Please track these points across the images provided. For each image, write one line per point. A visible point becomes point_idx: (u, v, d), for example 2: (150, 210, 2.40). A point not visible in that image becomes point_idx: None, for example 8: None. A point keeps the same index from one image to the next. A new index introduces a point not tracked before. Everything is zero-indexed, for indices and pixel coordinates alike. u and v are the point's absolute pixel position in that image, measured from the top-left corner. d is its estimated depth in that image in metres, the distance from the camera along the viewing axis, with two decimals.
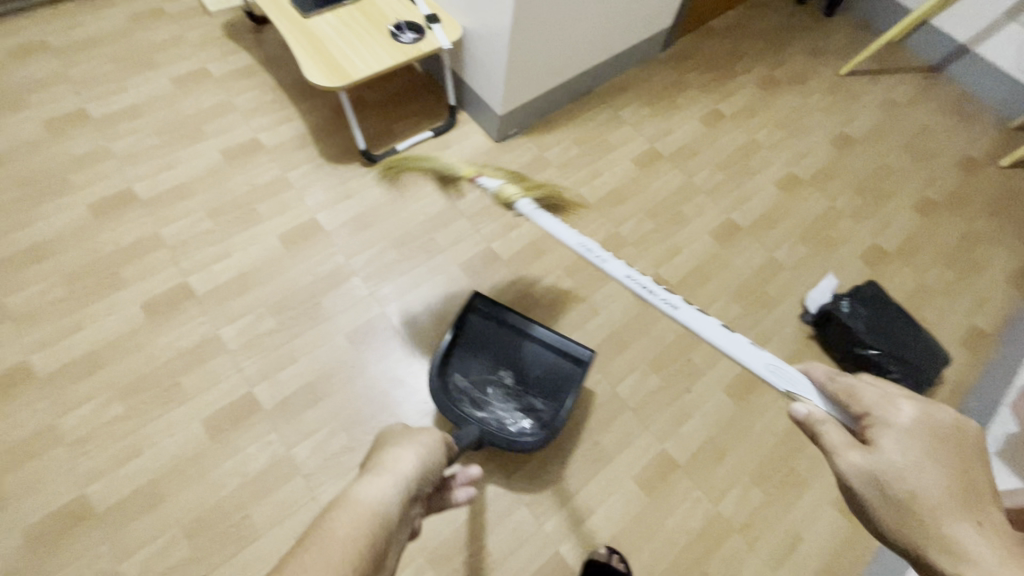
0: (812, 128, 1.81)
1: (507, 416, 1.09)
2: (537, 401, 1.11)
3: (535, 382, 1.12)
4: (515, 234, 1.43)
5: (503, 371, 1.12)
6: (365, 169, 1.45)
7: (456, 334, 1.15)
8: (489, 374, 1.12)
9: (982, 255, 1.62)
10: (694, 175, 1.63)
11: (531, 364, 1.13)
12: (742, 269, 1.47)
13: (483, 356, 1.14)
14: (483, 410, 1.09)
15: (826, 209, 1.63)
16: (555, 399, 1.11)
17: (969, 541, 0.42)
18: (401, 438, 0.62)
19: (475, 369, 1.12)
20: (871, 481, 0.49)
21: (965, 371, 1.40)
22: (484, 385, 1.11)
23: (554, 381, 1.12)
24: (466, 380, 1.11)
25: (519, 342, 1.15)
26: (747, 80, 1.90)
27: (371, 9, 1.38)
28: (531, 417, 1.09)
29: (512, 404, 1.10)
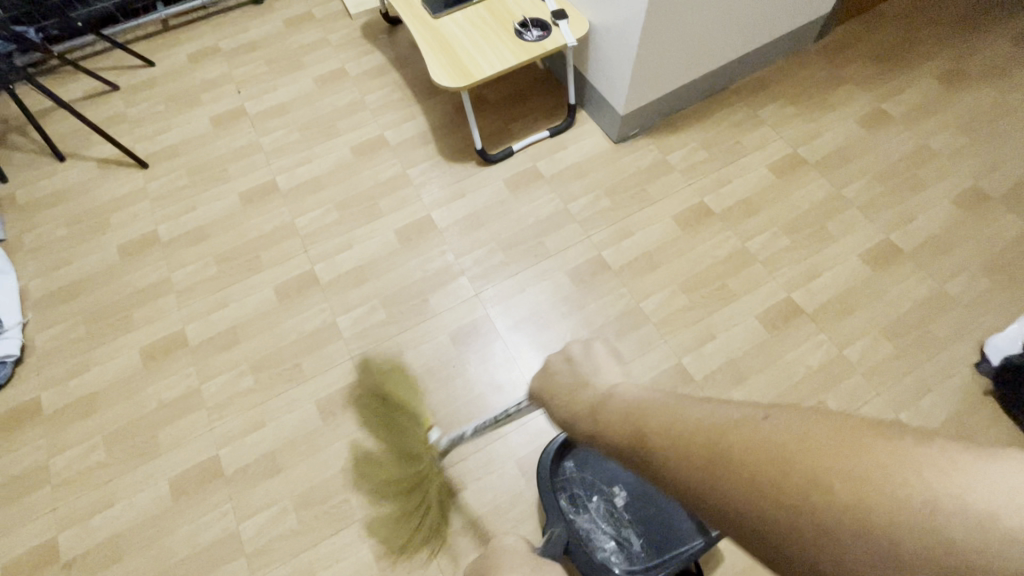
0: (1010, 133, 1.48)
1: (602, 540, 1.02)
2: (636, 540, 1.01)
3: (645, 519, 1.02)
4: (627, 243, 1.34)
5: (619, 489, 1.05)
6: (480, 169, 1.46)
7: None
8: (604, 485, 1.06)
9: None
10: (844, 186, 1.41)
11: (651, 500, 1.03)
12: (899, 300, 1.25)
13: (607, 463, 1.07)
14: (578, 514, 1.04)
15: (1023, 235, 1.32)
16: (653, 551, 1.00)
17: (766, 424, 0.37)
18: None
19: (592, 472, 1.07)
20: (648, 436, 0.43)
21: None
22: (593, 492, 1.06)
23: (661, 534, 1.01)
24: (578, 476, 1.07)
25: None
26: (923, 73, 1.60)
27: (498, 6, 1.36)
28: (620, 552, 1.01)
29: (610, 527, 1.03)
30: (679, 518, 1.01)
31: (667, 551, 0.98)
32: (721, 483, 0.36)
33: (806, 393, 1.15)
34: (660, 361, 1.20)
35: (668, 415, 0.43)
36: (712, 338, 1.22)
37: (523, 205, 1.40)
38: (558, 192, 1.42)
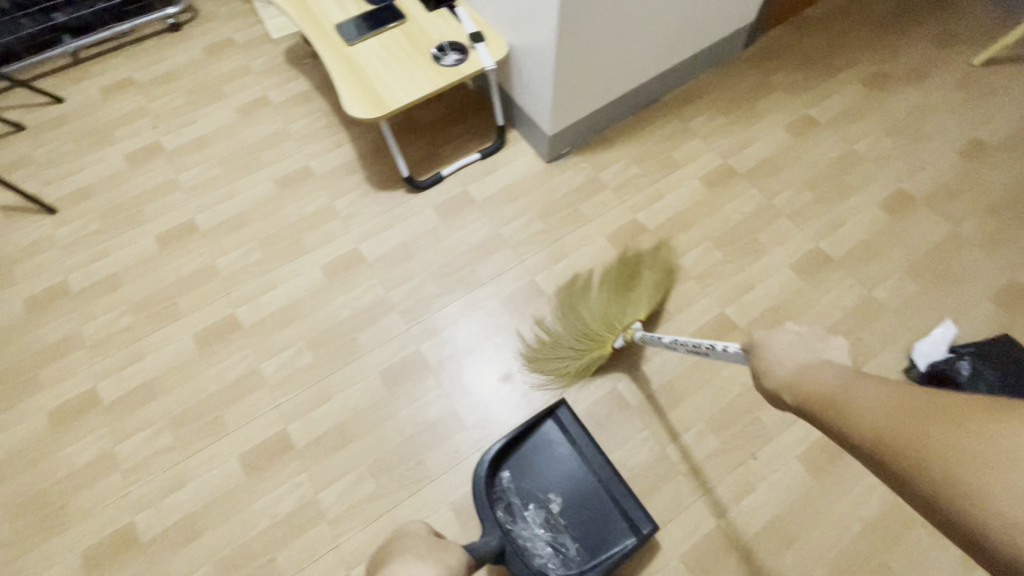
0: (932, 134, 1.51)
1: (539, 549, 1.04)
2: (571, 546, 1.03)
3: (581, 524, 1.05)
4: (561, 266, 1.32)
5: (554, 495, 1.07)
6: (410, 196, 1.42)
7: (523, 437, 1.11)
8: (539, 493, 1.08)
9: None
10: (775, 196, 1.41)
11: (585, 504, 1.06)
12: (830, 309, 1.25)
13: (541, 471, 1.09)
14: (516, 524, 1.06)
15: (947, 236, 1.35)
16: (588, 552, 1.03)
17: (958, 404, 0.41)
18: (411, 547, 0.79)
19: (527, 481, 1.09)
20: (850, 415, 0.49)
21: None
22: (529, 501, 1.08)
23: (596, 533, 1.04)
24: (515, 486, 1.09)
25: (587, 477, 1.08)
26: (849, 77, 1.62)
27: (415, 30, 1.33)
28: (557, 557, 1.03)
29: (547, 535, 1.05)
30: (613, 520, 1.04)
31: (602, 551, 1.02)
32: (915, 455, 0.41)
33: (742, 411, 1.14)
34: (596, 388, 1.18)
35: (866, 389, 0.50)
36: (648, 360, 1.21)
37: (454, 232, 1.37)
38: (491, 216, 1.39)
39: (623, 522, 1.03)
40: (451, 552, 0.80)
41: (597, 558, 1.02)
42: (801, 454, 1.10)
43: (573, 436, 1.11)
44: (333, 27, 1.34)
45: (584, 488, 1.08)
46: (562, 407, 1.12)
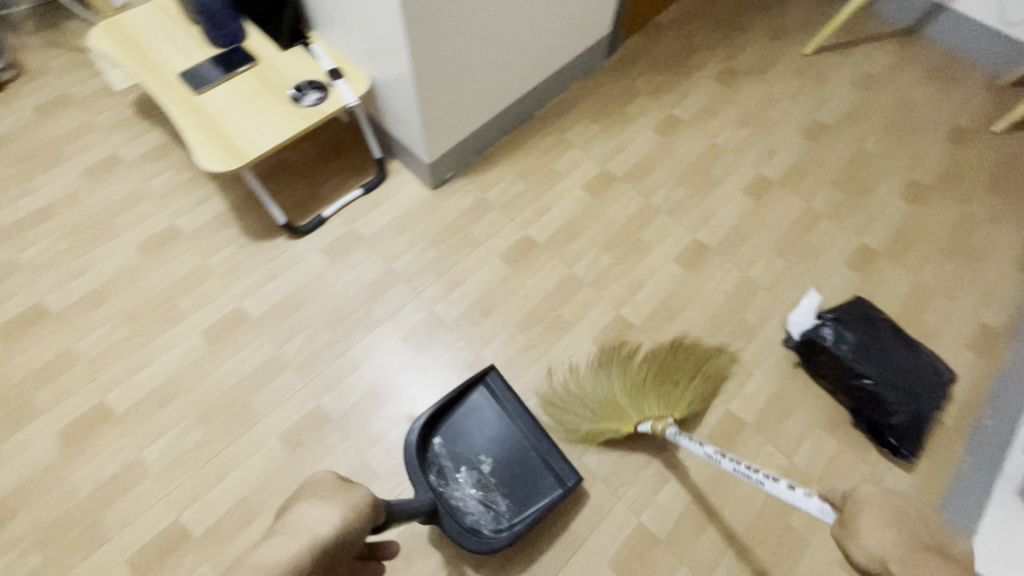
0: (779, 120, 1.66)
1: (471, 507, 1.08)
2: (503, 503, 1.08)
3: (512, 481, 1.09)
4: (459, 293, 1.31)
5: (485, 456, 1.11)
6: (292, 243, 1.35)
7: (454, 405, 1.14)
8: (470, 456, 1.11)
9: (982, 240, 1.46)
10: (652, 194, 1.49)
11: (515, 462, 1.10)
12: (714, 295, 1.34)
13: (471, 434, 1.13)
14: (448, 486, 1.09)
15: (802, 213, 1.48)
16: (518, 507, 1.07)
17: None
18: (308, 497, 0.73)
19: (459, 444, 1.12)
20: None
21: (980, 382, 1.24)
22: (461, 464, 1.11)
23: (526, 490, 1.08)
24: (446, 450, 1.12)
25: (516, 437, 1.12)
26: (703, 75, 1.75)
27: (270, 72, 1.27)
28: (488, 515, 1.07)
29: (478, 493, 1.09)
30: (541, 474, 1.09)
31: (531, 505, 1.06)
32: None
33: None
34: None
35: None
36: (554, 373, 1.23)
37: (344, 274, 1.32)
38: (381, 252, 1.36)
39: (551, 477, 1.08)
40: (359, 491, 0.74)
41: (527, 512, 1.06)
42: (705, 438, 1.16)
43: (502, 400, 1.14)
44: (178, 76, 1.25)
45: (515, 448, 1.12)
46: (491, 373, 1.15)
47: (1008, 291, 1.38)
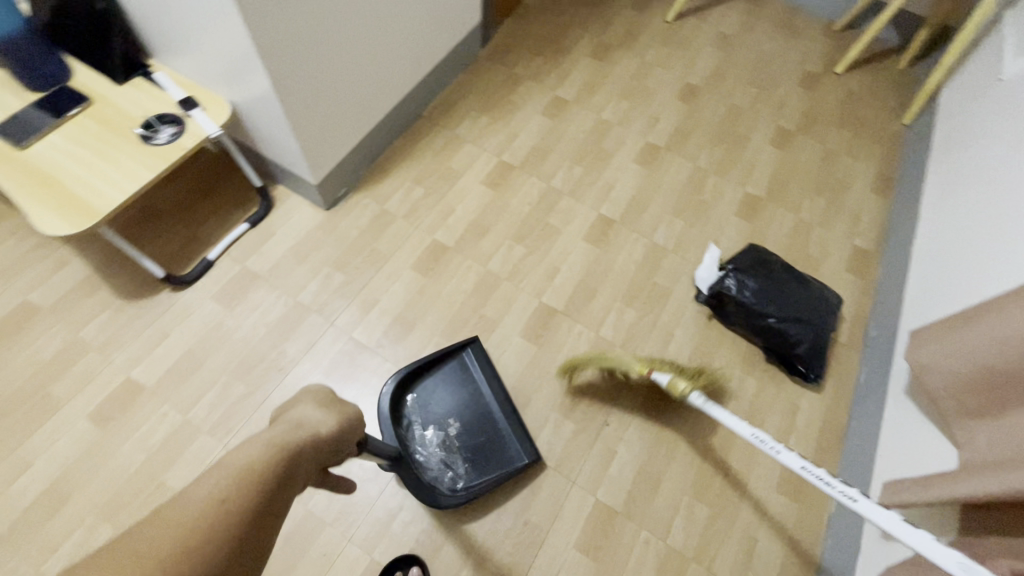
0: (656, 88, 1.74)
1: (432, 463, 1.11)
2: (462, 466, 1.11)
3: (476, 447, 1.13)
4: (376, 313, 1.26)
5: (453, 419, 1.15)
6: (179, 295, 1.22)
7: (432, 370, 1.18)
8: (439, 418, 1.15)
9: (843, 172, 1.62)
10: (552, 178, 1.51)
11: (482, 430, 1.14)
12: (626, 266, 1.39)
13: (444, 397, 1.17)
14: (412, 441, 1.13)
15: (691, 172, 1.57)
16: (477, 474, 1.11)
17: None
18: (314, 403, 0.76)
19: (430, 404, 1.16)
20: None
21: (862, 298, 1.39)
22: (429, 423, 1.15)
23: (487, 458, 1.12)
24: (417, 408, 1.16)
25: (486, 405, 1.17)
26: (579, 53, 1.78)
27: (109, 111, 1.12)
28: (447, 476, 1.10)
29: (440, 453, 1.12)
30: (505, 444, 1.13)
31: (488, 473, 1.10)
32: None
33: (584, 386, 1.22)
34: None
35: None
36: None
37: (246, 317, 1.22)
38: (283, 285, 1.26)
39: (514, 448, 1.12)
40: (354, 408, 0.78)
41: (483, 479, 1.10)
42: (642, 404, 1.21)
43: (478, 372, 1.19)
44: None
45: (483, 416, 1.16)
46: (474, 344, 1.20)
47: (871, 214, 1.54)
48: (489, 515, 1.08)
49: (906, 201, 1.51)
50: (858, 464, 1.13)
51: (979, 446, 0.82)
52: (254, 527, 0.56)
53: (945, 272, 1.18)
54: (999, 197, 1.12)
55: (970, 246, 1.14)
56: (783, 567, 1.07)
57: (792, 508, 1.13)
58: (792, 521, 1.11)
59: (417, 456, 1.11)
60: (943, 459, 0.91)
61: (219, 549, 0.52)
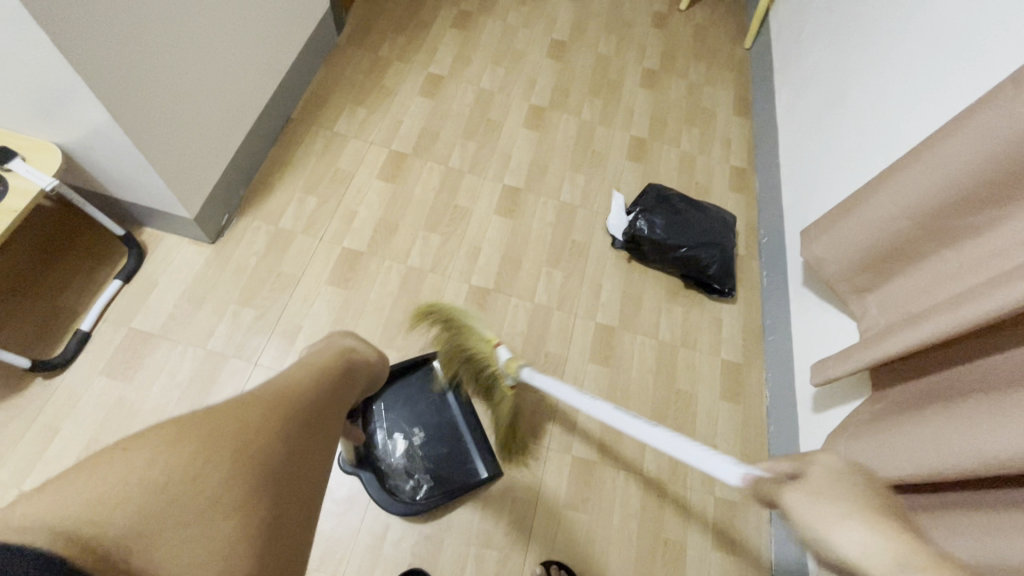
0: (526, 49, 1.74)
1: (395, 471, 1.09)
2: (423, 477, 1.09)
3: (439, 457, 1.11)
4: (302, 340, 1.16)
5: (418, 428, 1.13)
6: (56, 383, 1.03)
7: (396, 380, 1.16)
8: (403, 426, 1.13)
9: (708, 101, 1.76)
10: (448, 158, 1.47)
11: (447, 442, 1.13)
12: (543, 230, 1.41)
13: (408, 405, 1.15)
14: (375, 447, 1.11)
15: (579, 127, 1.61)
16: (439, 483, 1.09)
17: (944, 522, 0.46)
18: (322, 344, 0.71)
19: (395, 412, 1.14)
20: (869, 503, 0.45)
21: (748, 213, 1.55)
22: (394, 430, 1.13)
23: (449, 467, 1.11)
24: (383, 415, 1.14)
25: (450, 415, 1.16)
26: (441, 25, 1.72)
27: None
28: (411, 484, 1.08)
29: (403, 461, 1.10)
30: (469, 456, 1.12)
31: (449, 482, 1.09)
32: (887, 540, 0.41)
33: (534, 355, 1.24)
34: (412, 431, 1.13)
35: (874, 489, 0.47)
36: None
37: (151, 383, 1.06)
38: (186, 337, 1.12)
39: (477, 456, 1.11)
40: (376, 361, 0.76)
41: (445, 486, 1.08)
42: (591, 356, 1.26)
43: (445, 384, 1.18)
44: None
45: (449, 426, 1.15)
46: None
47: (739, 136, 1.71)
48: (477, 506, 1.08)
49: (765, 118, 1.69)
50: (779, 355, 1.28)
51: (873, 314, 0.96)
52: (318, 424, 0.57)
53: (812, 174, 1.34)
54: (843, 100, 1.29)
55: (827, 148, 1.30)
56: (742, 464, 1.20)
57: (737, 409, 1.25)
58: (740, 421, 1.24)
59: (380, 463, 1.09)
60: (848, 333, 1.06)
61: (298, 425, 0.54)
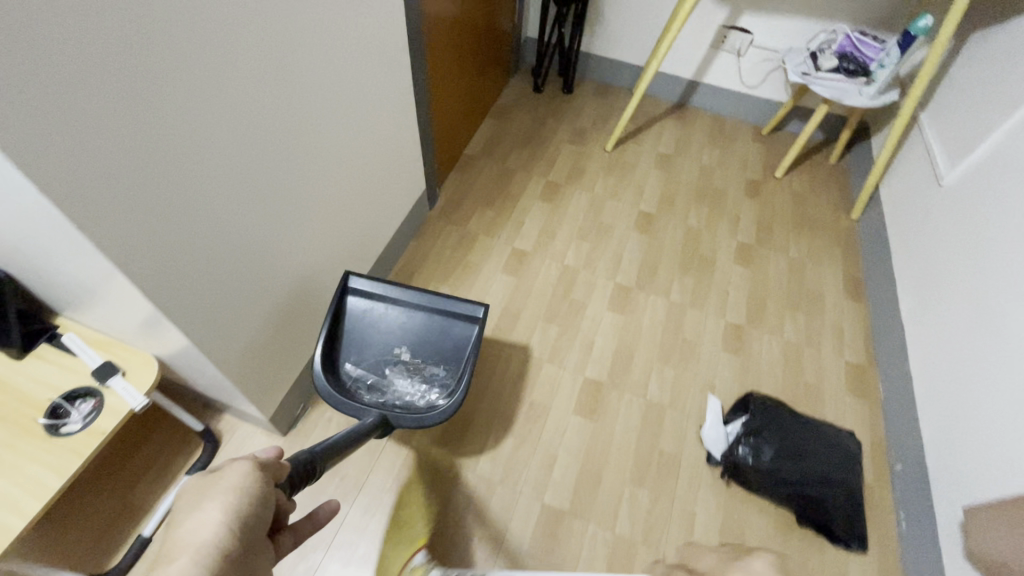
0: (612, 221, 1.71)
1: (414, 391, 1.19)
2: (439, 373, 1.21)
3: (431, 351, 1.23)
4: (357, 563, 1.07)
5: (400, 346, 1.21)
6: None
7: (337, 323, 1.19)
8: (385, 357, 1.20)
9: (814, 282, 1.61)
10: (528, 344, 1.41)
11: (424, 333, 1.23)
12: (627, 436, 1.27)
13: (371, 339, 1.20)
14: (388, 390, 1.18)
15: (668, 310, 1.51)
16: (450, 363, 1.22)
17: None
18: (201, 496, 0.51)
19: (368, 354, 1.19)
20: None
21: (870, 424, 1.33)
22: (383, 368, 1.20)
23: (447, 348, 1.23)
24: (360, 359, 1.19)
25: (412, 316, 1.24)
26: (529, 197, 1.75)
27: (6, 400, 0.93)
28: (433, 387, 1.20)
29: (413, 379, 1.20)
30: (451, 323, 1.23)
31: (461, 353, 1.22)
32: None
33: None
34: None
35: None
36: None
37: None
38: None
39: (462, 325, 1.23)
40: (240, 467, 0.54)
41: (459, 361, 1.22)
42: None
43: (373, 294, 1.21)
44: None
45: (417, 326, 1.24)
46: (348, 277, 1.20)
47: (853, 326, 1.52)
48: None
49: (887, 311, 1.49)
50: None
51: None
52: None
53: (966, 419, 1.12)
54: (998, 338, 1.08)
55: (984, 393, 1.08)
56: None
57: None
58: None
59: (401, 399, 1.17)
60: None
61: None
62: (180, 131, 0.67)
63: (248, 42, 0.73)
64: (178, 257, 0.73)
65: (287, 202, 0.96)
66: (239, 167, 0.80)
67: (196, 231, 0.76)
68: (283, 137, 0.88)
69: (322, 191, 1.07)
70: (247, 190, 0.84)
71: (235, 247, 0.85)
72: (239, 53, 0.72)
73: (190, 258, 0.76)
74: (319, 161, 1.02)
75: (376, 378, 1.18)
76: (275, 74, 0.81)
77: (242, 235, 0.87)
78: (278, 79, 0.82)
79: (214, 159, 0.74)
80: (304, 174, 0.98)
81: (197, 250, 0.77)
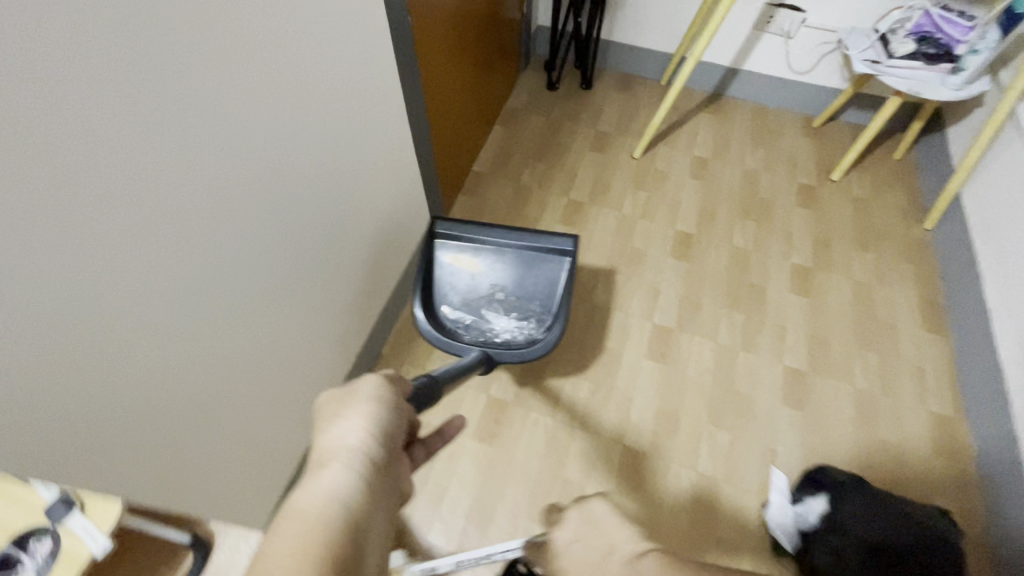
0: (645, 245, 1.50)
1: (514, 330, 1.10)
2: (536, 308, 1.11)
3: (527, 288, 1.12)
4: None
5: (495, 285, 1.11)
6: None
7: (428, 266, 1.11)
8: (481, 297, 1.11)
9: (884, 312, 1.39)
10: (556, 406, 1.23)
11: (517, 272, 1.12)
12: (677, 519, 1.09)
13: (464, 281, 1.11)
14: (488, 330, 1.09)
15: (716, 355, 1.31)
16: (548, 301, 1.11)
17: None
18: (336, 410, 0.52)
19: (464, 295, 1.11)
20: None
21: (963, 491, 1.13)
22: (481, 308, 1.11)
23: (544, 284, 1.12)
24: (457, 299, 1.11)
25: (502, 256, 1.13)
26: (549, 221, 1.54)
27: None
28: (533, 325, 1.10)
29: (512, 318, 1.11)
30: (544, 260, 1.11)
31: (559, 290, 1.11)
32: None
33: None
34: None
35: None
36: None
37: None
38: None
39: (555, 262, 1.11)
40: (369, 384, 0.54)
41: (558, 298, 1.11)
42: None
43: (461, 233, 1.11)
44: None
45: (509, 265, 1.13)
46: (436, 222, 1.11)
47: (935, 365, 1.31)
48: None
49: (977, 348, 1.27)
50: None
51: None
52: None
53: None
54: None
55: None
56: None
57: None
58: None
59: (501, 338, 1.08)
60: None
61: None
62: (56, 279, 0.49)
63: (151, 135, 0.54)
64: (102, 424, 0.57)
65: (251, 294, 0.78)
66: (169, 281, 0.62)
67: (119, 379, 0.58)
68: (228, 224, 0.70)
69: (297, 261, 0.88)
70: (183, 297, 0.65)
71: (182, 366, 0.67)
72: (132, 151, 0.53)
73: (113, 408, 0.58)
74: (287, 230, 0.82)
75: (473, 320, 1.09)
76: (201, 157, 0.62)
77: (190, 350, 0.68)
78: (207, 167, 0.63)
79: (125, 287, 0.56)
80: (269, 256, 0.80)
81: (125, 392, 0.60)
